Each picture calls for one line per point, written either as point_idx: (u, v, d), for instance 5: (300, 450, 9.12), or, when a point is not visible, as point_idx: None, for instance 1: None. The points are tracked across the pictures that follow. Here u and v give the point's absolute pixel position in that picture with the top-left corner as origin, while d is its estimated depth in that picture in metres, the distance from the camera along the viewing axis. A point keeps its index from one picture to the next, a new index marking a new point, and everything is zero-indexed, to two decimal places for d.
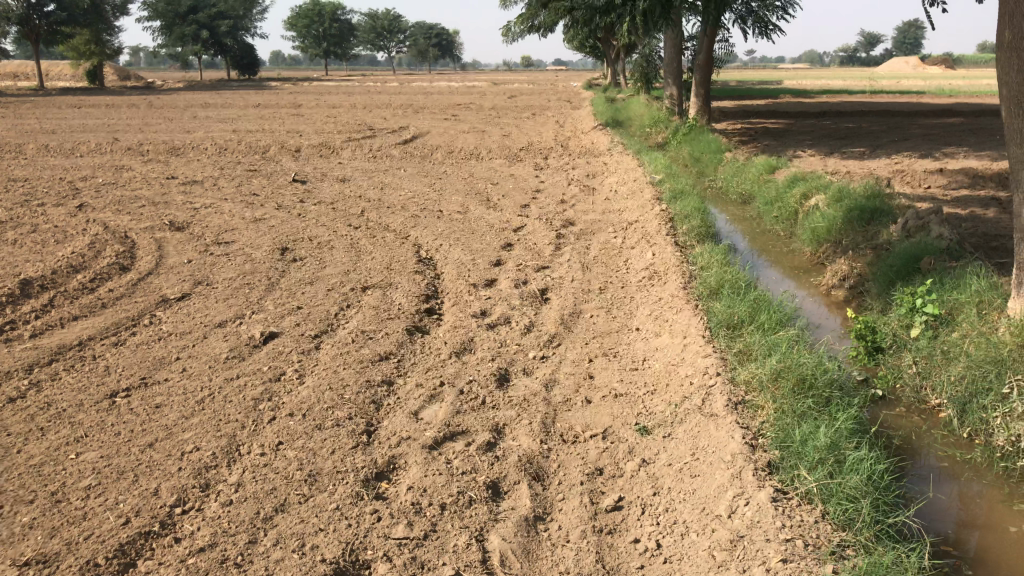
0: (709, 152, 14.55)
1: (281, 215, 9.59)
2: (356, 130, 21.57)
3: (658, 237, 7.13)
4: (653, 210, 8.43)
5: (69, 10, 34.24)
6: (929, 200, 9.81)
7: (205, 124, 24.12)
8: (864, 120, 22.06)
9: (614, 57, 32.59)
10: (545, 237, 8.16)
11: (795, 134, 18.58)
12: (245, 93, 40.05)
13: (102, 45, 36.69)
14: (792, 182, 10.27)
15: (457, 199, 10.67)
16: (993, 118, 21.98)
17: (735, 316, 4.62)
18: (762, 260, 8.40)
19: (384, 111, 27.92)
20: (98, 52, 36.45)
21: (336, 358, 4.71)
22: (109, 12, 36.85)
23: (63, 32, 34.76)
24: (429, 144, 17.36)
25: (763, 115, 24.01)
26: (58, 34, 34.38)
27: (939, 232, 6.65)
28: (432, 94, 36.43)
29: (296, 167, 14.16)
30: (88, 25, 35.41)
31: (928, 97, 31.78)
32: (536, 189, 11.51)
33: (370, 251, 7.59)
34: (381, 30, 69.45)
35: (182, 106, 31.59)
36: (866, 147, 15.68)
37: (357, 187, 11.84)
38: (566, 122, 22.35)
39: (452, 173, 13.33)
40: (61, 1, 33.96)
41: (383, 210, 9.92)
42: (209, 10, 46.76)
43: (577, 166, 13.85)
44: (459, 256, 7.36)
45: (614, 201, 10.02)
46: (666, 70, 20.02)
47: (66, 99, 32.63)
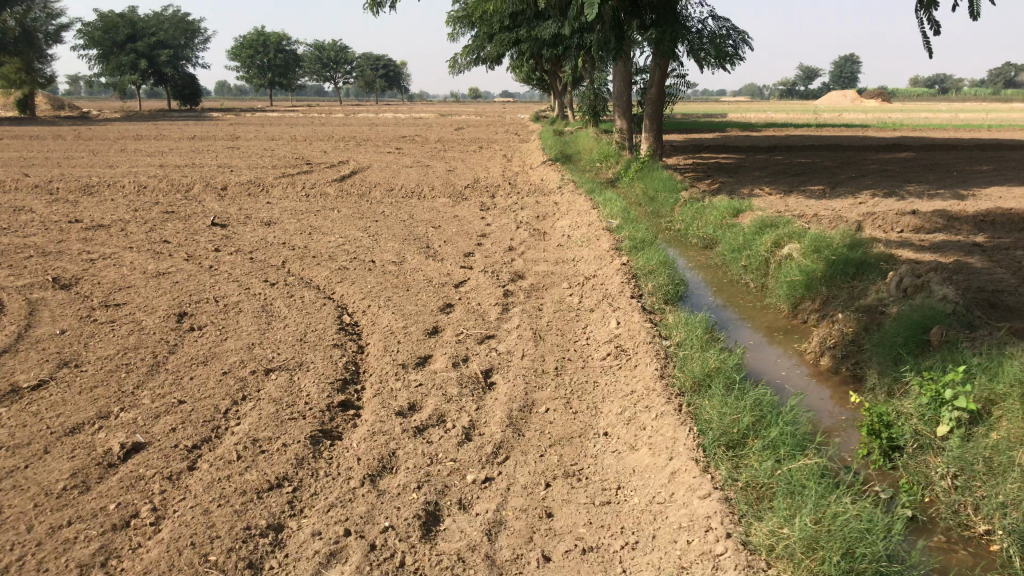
0: (665, 190, 13.71)
1: (188, 269, 8.38)
2: (293, 164, 20.39)
3: (622, 299, 6.13)
4: (612, 264, 7.44)
5: None
6: (909, 247, 8.98)
7: (132, 157, 22.67)
8: (816, 155, 21.53)
9: (562, 89, 31.89)
10: (489, 295, 7.11)
11: (750, 170, 17.88)
12: (183, 124, 38.55)
13: (33, 74, 34.99)
14: (760, 227, 9.39)
15: (393, 246, 9.59)
16: (945, 153, 21.67)
17: (731, 428, 3.62)
18: (735, 318, 7.45)
19: (326, 144, 26.76)
20: (30, 81, 34.73)
21: (212, 486, 3.57)
22: (41, 39, 35.24)
23: None
24: (368, 181, 16.27)
25: (715, 149, 23.42)
26: None
27: (944, 292, 5.75)
28: (377, 126, 35.42)
29: (221, 208, 12.94)
30: (17, 53, 33.73)
31: (874, 130, 31.71)
32: (481, 234, 10.48)
33: (284, 317, 6.45)
34: (326, 61, 68.36)
35: (112, 138, 30.06)
36: (826, 185, 15.01)
37: (283, 231, 10.69)
38: (514, 156, 21.47)
39: (391, 214, 12.25)
40: None
41: (308, 261, 8.79)
42: (149, 40, 45.14)
43: (526, 207, 12.86)
44: (388, 323, 6.26)
45: (567, 250, 9.03)
46: (617, 103, 19.26)
47: None
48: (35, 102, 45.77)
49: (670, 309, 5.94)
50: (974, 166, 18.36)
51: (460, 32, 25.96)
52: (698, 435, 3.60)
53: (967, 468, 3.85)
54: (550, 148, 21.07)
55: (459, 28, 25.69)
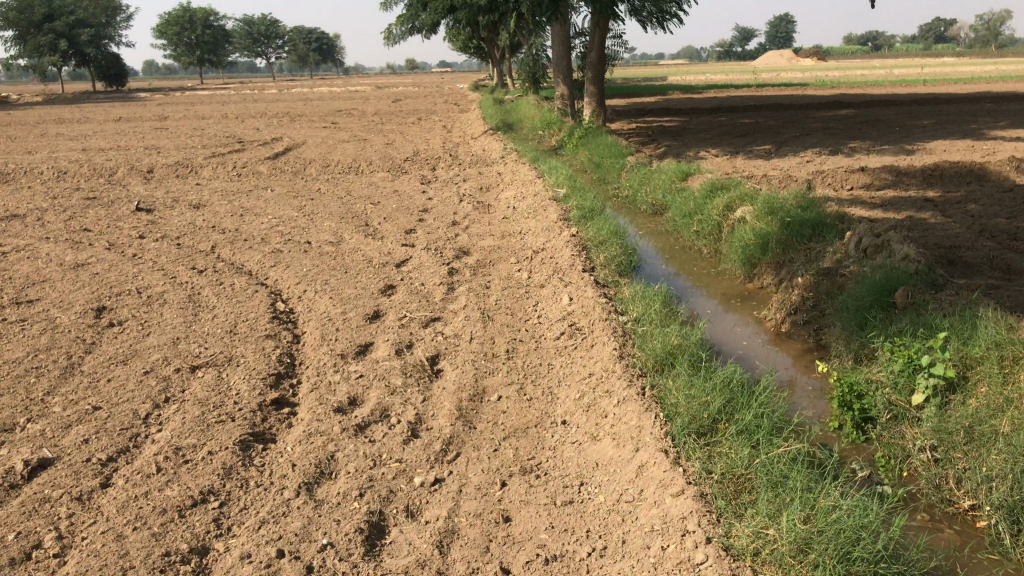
0: (610, 155, 13.42)
1: (110, 258, 7.84)
2: (225, 143, 19.62)
3: (573, 273, 5.83)
4: (560, 235, 7.12)
5: None
6: (859, 205, 8.83)
7: (53, 142, 21.61)
8: (758, 115, 21.45)
9: (500, 57, 31.32)
10: (433, 273, 6.75)
11: (693, 133, 17.69)
12: (108, 106, 37.05)
13: None
14: (709, 191, 9.15)
15: (331, 225, 9.14)
16: (883, 109, 21.78)
17: (702, 414, 3.36)
18: (689, 285, 7.21)
19: (259, 121, 25.89)
20: None
21: (126, 507, 3.17)
22: None
23: None
24: (303, 157, 15.68)
25: (657, 113, 23.21)
26: None
27: (905, 251, 5.56)
28: (312, 101, 34.49)
29: (147, 192, 12.28)
30: None
31: (811, 89, 31.87)
32: (423, 209, 10.07)
33: (214, 307, 6.00)
34: (257, 36, 66.45)
35: (32, 122, 28.71)
36: (770, 145, 14.87)
37: (213, 214, 10.14)
38: (454, 127, 20.99)
39: (328, 192, 11.74)
40: None
41: (239, 245, 8.30)
42: (68, 18, 43.22)
43: (468, 179, 12.46)
44: (326, 309, 5.86)
45: (512, 222, 8.69)
46: (556, 69, 18.86)
47: None
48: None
49: (624, 281, 5.65)
50: (912, 121, 18.44)
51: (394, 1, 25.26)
52: (666, 423, 3.32)
53: (946, 439, 3.64)
54: (491, 117, 20.63)
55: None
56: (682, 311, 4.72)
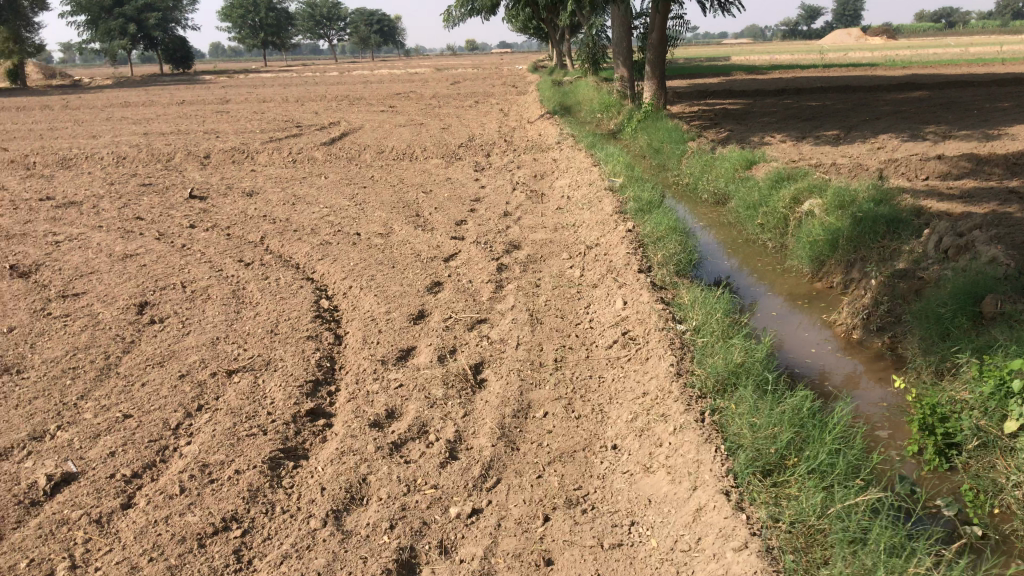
0: (670, 141, 12.97)
1: (159, 249, 7.76)
2: (282, 128, 19.64)
3: (628, 274, 5.51)
4: (616, 230, 6.79)
5: None
6: (937, 197, 8.30)
7: (116, 126, 21.91)
8: (825, 97, 20.66)
9: (559, 38, 30.82)
10: (483, 269, 6.49)
11: (757, 117, 17.08)
12: (173, 89, 37.60)
13: (21, 43, 34.04)
14: (775, 181, 8.71)
15: (381, 215, 8.95)
16: (960, 90, 20.80)
17: (768, 450, 3.11)
18: (753, 284, 6.84)
19: (317, 105, 25.91)
20: (18, 50, 33.80)
21: (146, 534, 2.98)
22: (24, 7, 34.21)
23: None
24: (358, 143, 15.54)
25: (719, 95, 22.56)
26: None
27: (992, 253, 5.11)
28: (371, 83, 34.45)
29: (202, 179, 12.25)
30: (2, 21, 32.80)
31: (882, 69, 30.71)
32: (475, 198, 9.82)
33: (257, 304, 5.84)
34: (319, 18, 66.83)
35: (99, 106, 29.22)
36: (839, 130, 14.24)
37: (265, 203, 10.04)
38: (511, 110, 20.67)
39: (381, 179, 11.56)
40: None
41: (288, 236, 8.15)
42: (136, 2, 43.91)
43: (523, 165, 12.16)
44: (370, 308, 5.65)
45: (566, 213, 8.38)
46: (616, 50, 18.38)
47: None
48: (25, 72, 44.77)
49: (683, 283, 5.31)
50: (992, 103, 17.53)
51: None
52: (727, 458, 3.08)
53: None
54: (548, 100, 20.26)
55: None
56: (746, 320, 4.39)
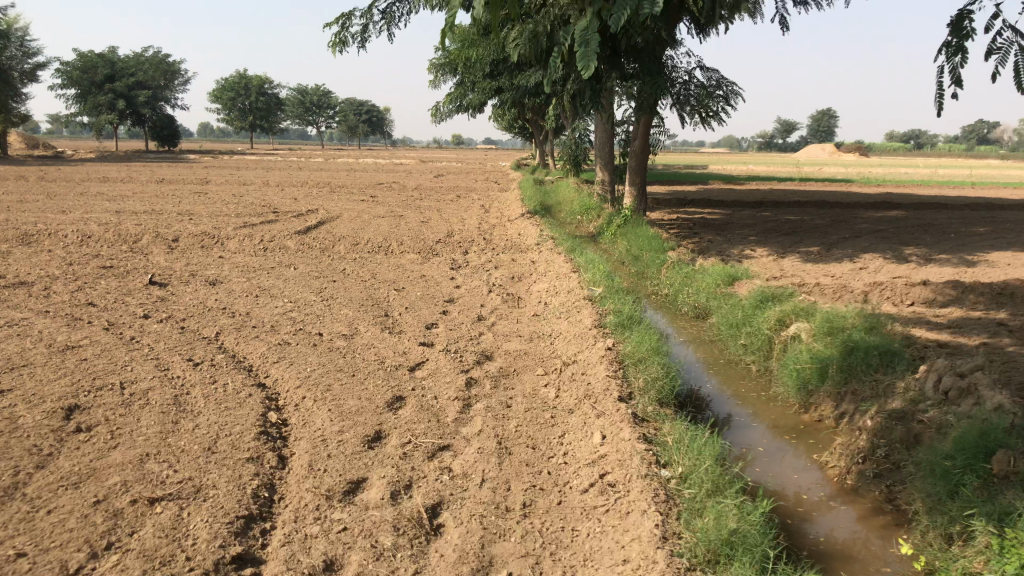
0: (650, 250, 12.72)
1: (104, 342, 7.24)
2: (258, 213, 19.33)
3: (607, 400, 5.07)
4: (594, 347, 6.37)
5: None
6: (925, 326, 7.95)
7: (90, 202, 21.54)
8: (805, 212, 20.69)
9: (543, 137, 31.12)
10: (449, 383, 6.02)
11: (737, 227, 16.98)
12: (156, 166, 37.47)
13: (8, 114, 34.07)
14: (759, 300, 8.38)
15: (346, 314, 8.50)
16: (935, 211, 20.96)
17: None
18: (739, 411, 6.40)
19: (297, 190, 25.72)
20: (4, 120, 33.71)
21: None
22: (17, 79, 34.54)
23: None
24: (332, 233, 15.20)
25: (699, 203, 22.64)
26: None
27: (998, 401, 4.68)
28: (354, 172, 34.50)
29: (167, 263, 11.80)
30: None
31: (857, 186, 31.20)
32: (448, 299, 9.41)
33: (198, 414, 5.31)
34: (309, 105, 67.69)
35: (77, 180, 28.89)
36: (820, 246, 14.08)
37: (227, 293, 9.57)
38: (491, 207, 20.53)
39: (352, 273, 11.16)
40: None
41: (245, 333, 7.67)
42: (127, 79, 44.12)
43: (500, 266, 11.82)
44: (321, 427, 5.13)
45: (542, 322, 7.96)
46: (599, 154, 18.39)
47: None
48: (10, 141, 44.58)
49: (666, 416, 4.86)
50: (968, 227, 17.59)
51: (442, 80, 25.22)
52: None
53: None
54: (529, 199, 20.16)
55: (439, 74, 24.84)
56: (739, 472, 3.95)
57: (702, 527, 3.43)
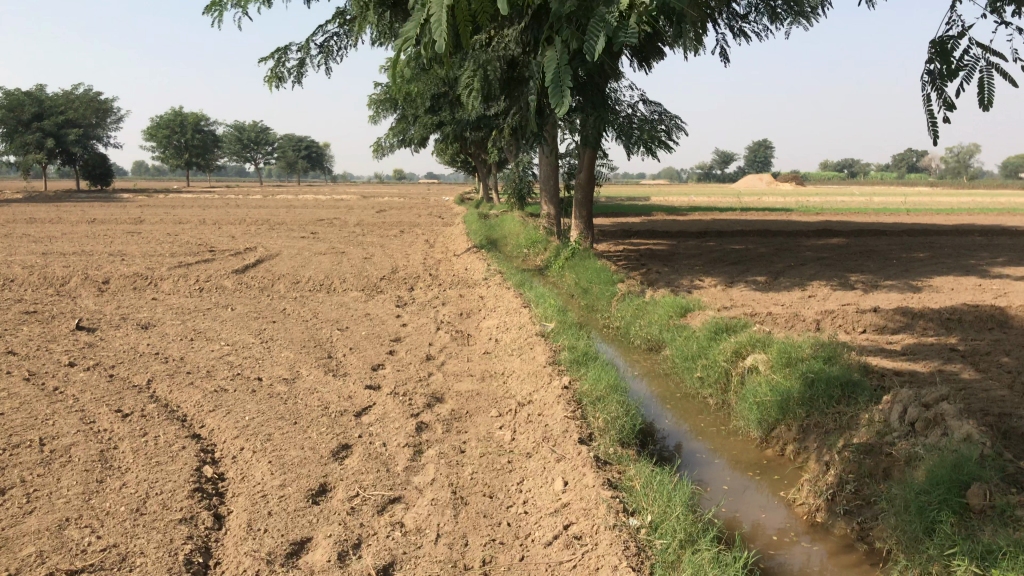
0: (598, 282, 12.59)
1: (24, 393, 6.75)
2: (195, 251, 18.76)
3: (567, 443, 4.82)
4: (549, 385, 6.12)
5: None
6: (879, 354, 7.88)
7: (15, 243, 20.71)
8: (747, 241, 20.86)
9: (486, 171, 31.07)
10: (399, 428, 5.69)
11: (683, 258, 16.98)
12: (87, 205, 36.41)
13: None
14: (713, 332, 8.24)
15: (288, 357, 8.12)
16: (874, 239, 21.33)
17: None
18: (701, 447, 6.21)
19: (236, 228, 25.14)
20: None
21: None
22: None
23: None
24: (272, 271, 14.76)
25: (644, 234, 22.70)
26: None
27: (967, 431, 4.54)
28: (295, 208, 33.99)
29: (96, 306, 11.26)
30: None
31: (795, 215, 31.75)
32: (394, 338, 9.09)
33: (126, 471, 4.90)
34: (247, 142, 66.80)
35: (3, 221, 27.86)
36: (766, 275, 14.11)
37: (161, 337, 9.12)
38: (435, 242, 20.27)
39: (294, 313, 10.77)
40: None
41: (179, 380, 7.24)
42: (57, 117, 42.98)
43: (447, 302, 11.55)
44: (261, 481, 4.76)
45: (493, 361, 7.69)
46: (543, 187, 18.30)
47: None
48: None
49: (630, 458, 4.63)
50: (907, 253, 17.88)
51: (383, 115, 25.02)
52: None
53: None
54: (474, 232, 19.97)
55: (379, 110, 24.61)
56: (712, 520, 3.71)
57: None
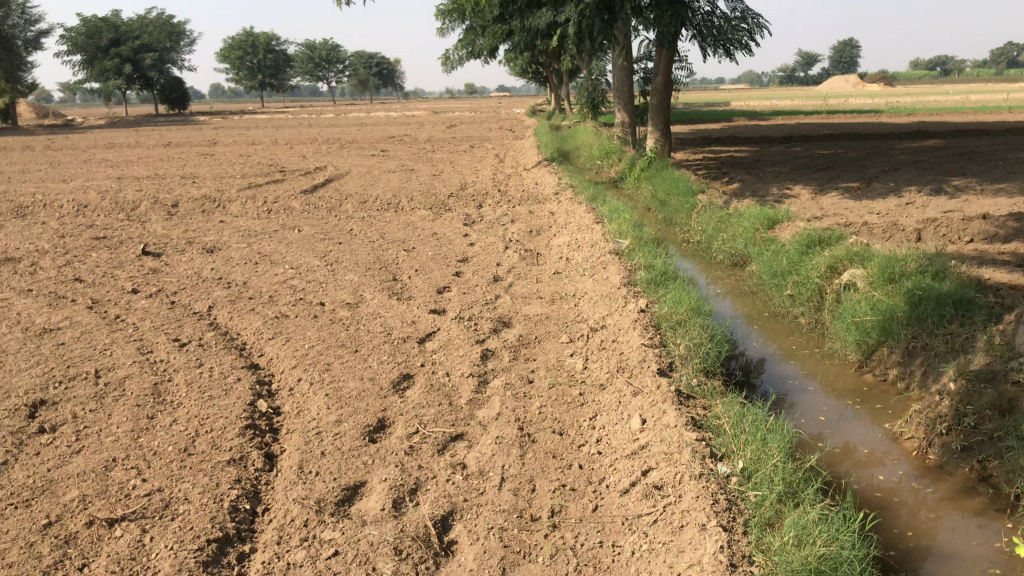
0: (677, 194, 11.94)
1: (85, 323, 6.61)
2: (265, 172, 18.63)
3: (645, 373, 4.40)
4: (624, 308, 5.65)
5: None
6: (990, 265, 7.16)
7: (93, 169, 20.92)
8: (835, 146, 19.68)
9: (558, 81, 30.07)
10: (463, 356, 5.33)
11: (766, 166, 16.08)
12: (164, 129, 36.71)
13: (16, 83, 33.52)
14: (805, 247, 7.61)
15: (352, 279, 7.82)
16: (975, 139, 19.90)
17: None
18: (794, 373, 5.74)
19: (306, 148, 24.96)
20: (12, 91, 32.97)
21: None
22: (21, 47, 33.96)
23: None
24: (341, 191, 14.48)
25: (724, 141, 21.67)
26: None
27: None
28: (366, 126, 33.69)
29: (165, 231, 11.16)
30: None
31: (886, 116, 30.01)
32: (461, 258, 8.69)
33: (177, 407, 4.66)
34: (318, 60, 66.32)
35: (83, 148, 28.26)
36: (857, 181, 13.21)
37: (226, 262, 8.93)
38: (506, 156, 19.72)
39: (361, 233, 10.47)
40: None
41: (240, 306, 7.01)
42: (133, 42, 43.20)
43: (517, 219, 11.09)
44: (316, 416, 4.47)
45: (564, 281, 7.24)
46: (616, 95, 17.45)
47: None
48: (19, 112, 43.88)
49: (717, 392, 4.18)
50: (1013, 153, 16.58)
51: (451, 27, 24.21)
52: None
53: None
54: (545, 145, 19.31)
55: (446, 21, 23.76)
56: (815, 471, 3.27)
57: (779, 547, 2.79)
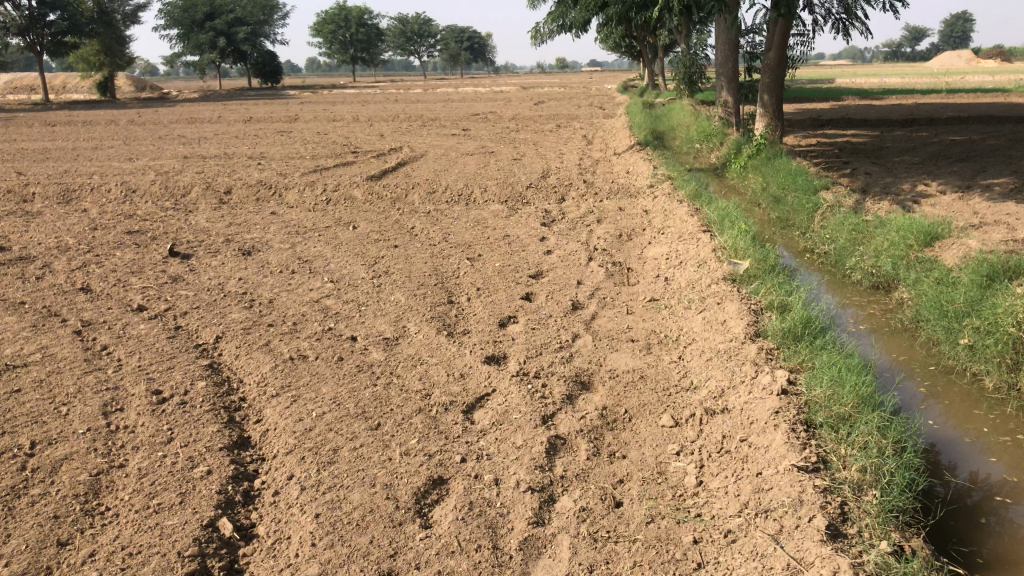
0: (796, 190, 10.09)
1: (59, 355, 5.30)
2: (337, 152, 17.38)
3: (807, 535, 2.79)
4: (756, 383, 4.00)
5: (73, 18, 30.51)
6: None
7: (165, 147, 19.99)
8: (968, 130, 17.27)
9: (654, 55, 27.99)
10: (520, 446, 3.77)
11: (893, 155, 13.93)
12: (252, 104, 36.05)
13: (114, 56, 33.25)
14: (984, 281, 5.77)
15: (396, 300, 6.35)
16: None
17: None
18: (1008, 472, 4.01)
19: (385, 125, 23.66)
20: (110, 63, 32.71)
21: None
22: (119, 19, 33.69)
23: (68, 43, 31.21)
24: (411, 177, 13.06)
25: (840, 123, 19.46)
26: (62, 44, 30.75)
27: None
28: (452, 102, 32.24)
29: (207, 225, 9.89)
30: (94, 34, 31.93)
31: (1015, 95, 26.99)
32: (534, 272, 7.13)
33: (105, 527, 3.22)
34: (411, 35, 65.09)
35: (165, 122, 27.61)
36: (1009, 177, 11.05)
37: (258, 269, 7.57)
38: (594, 137, 18.01)
39: (421, 233, 9.01)
40: (63, 8, 30.18)
41: (254, 338, 5.61)
42: (227, 15, 42.60)
43: (604, 218, 9.47)
44: (297, 557, 3.01)
45: (664, 317, 5.60)
46: (720, 72, 15.48)
47: (50, 117, 28.89)
48: (118, 84, 43.94)
49: None
50: None
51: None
52: None
53: None
54: (637, 124, 17.51)
55: None
56: None
57: None
